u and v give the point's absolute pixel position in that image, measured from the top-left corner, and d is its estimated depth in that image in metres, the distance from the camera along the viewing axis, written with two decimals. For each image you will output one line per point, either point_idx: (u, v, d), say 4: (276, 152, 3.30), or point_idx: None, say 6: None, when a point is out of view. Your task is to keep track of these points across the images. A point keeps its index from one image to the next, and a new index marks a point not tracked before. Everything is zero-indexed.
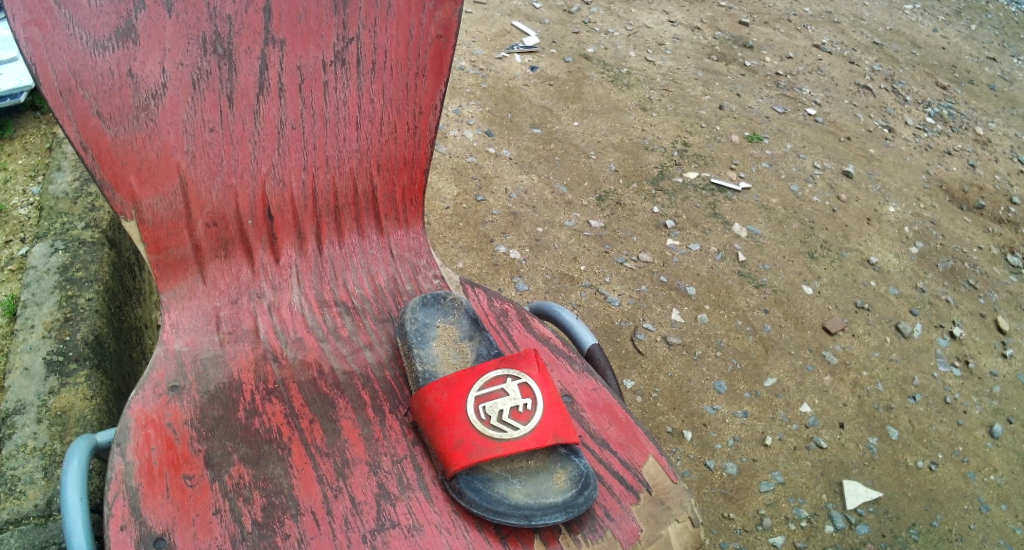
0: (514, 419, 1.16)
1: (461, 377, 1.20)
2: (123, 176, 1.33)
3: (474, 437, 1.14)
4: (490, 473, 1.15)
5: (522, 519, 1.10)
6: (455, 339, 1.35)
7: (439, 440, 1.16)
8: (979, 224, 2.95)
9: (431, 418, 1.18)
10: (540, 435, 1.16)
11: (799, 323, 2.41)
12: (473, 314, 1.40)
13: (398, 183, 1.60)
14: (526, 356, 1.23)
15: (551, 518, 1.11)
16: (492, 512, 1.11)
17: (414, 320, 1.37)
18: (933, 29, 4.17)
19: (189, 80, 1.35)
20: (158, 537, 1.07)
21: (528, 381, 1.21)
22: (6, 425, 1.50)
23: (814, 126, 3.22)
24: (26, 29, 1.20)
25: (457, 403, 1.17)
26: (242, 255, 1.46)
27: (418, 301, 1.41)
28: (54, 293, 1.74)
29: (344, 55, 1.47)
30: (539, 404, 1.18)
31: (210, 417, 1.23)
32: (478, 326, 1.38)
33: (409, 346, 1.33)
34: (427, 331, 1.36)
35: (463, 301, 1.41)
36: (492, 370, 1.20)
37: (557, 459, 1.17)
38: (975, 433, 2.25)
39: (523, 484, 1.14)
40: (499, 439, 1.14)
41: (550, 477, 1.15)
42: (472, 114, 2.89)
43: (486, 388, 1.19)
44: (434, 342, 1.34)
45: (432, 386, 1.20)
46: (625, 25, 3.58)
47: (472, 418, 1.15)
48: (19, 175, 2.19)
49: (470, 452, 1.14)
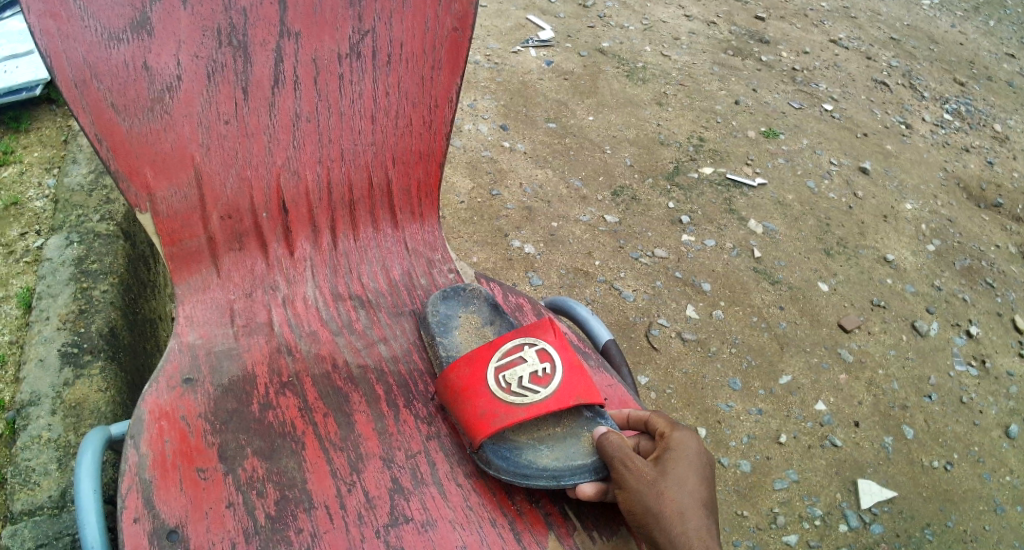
0: (535, 383, 1.16)
1: (480, 351, 1.20)
2: (138, 168, 1.33)
3: (496, 406, 1.15)
4: (516, 441, 1.17)
5: (551, 481, 1.12)
6: (478, 326, 1.38)
7: (462, 413, 1.17)
8: (996, 222, 2.92)
9: (453, 393, 1.19)
10: (562, 398, 1.16)
11: (815, 321, 2.39)
12: (493, 300, 1.42)
13: (413, 177, 1.59)
14: (543, 323, 1.23)
15: (579, 478, 1.12)
16: (520, 476, 1.13)
17: (436, 311, 1.40)
18: (951, 25, 4.12)
19: (204, 72, 1.35)
20: (171, 530, 1.07)
21: (547, 346, 1.20)
22: (21, 417, 1.51)
23: (831, 122, 3.19)
24: (41, 20, 1.20)
25: (477, 376, 1.18)
26: (256, 248, 1.46)
27: (439, 293, 1.43)
28: (69, 285, 1.74)
29: (361, 48, 1.46)
30: (558, 367, 1.19)
31: (224, 410, 1.22)
32: (499, 311, 1.41)
33: (432, 336, 1.36)
34: (450, 321, 1.39)
35: (483, 291, 1.43)
36: (509, 339, 1.20)
37: (583, 423, 1.19)
38: (992, 433, 2.23)
39: (551, 449, 1.16)
40: (522, 405, 1.14)
41: (578, 441, 1.17)
42: (487, 108, 2.87)
43: (504, 357, 1.18)
44: (456, 332, 1.37)
45: (452, 364, 1.21)
46: (641, 19, 3.55)
47: (494, 388, 1.16)
48: (35, 167, 2.20)
49: (494, 420, 1.14)
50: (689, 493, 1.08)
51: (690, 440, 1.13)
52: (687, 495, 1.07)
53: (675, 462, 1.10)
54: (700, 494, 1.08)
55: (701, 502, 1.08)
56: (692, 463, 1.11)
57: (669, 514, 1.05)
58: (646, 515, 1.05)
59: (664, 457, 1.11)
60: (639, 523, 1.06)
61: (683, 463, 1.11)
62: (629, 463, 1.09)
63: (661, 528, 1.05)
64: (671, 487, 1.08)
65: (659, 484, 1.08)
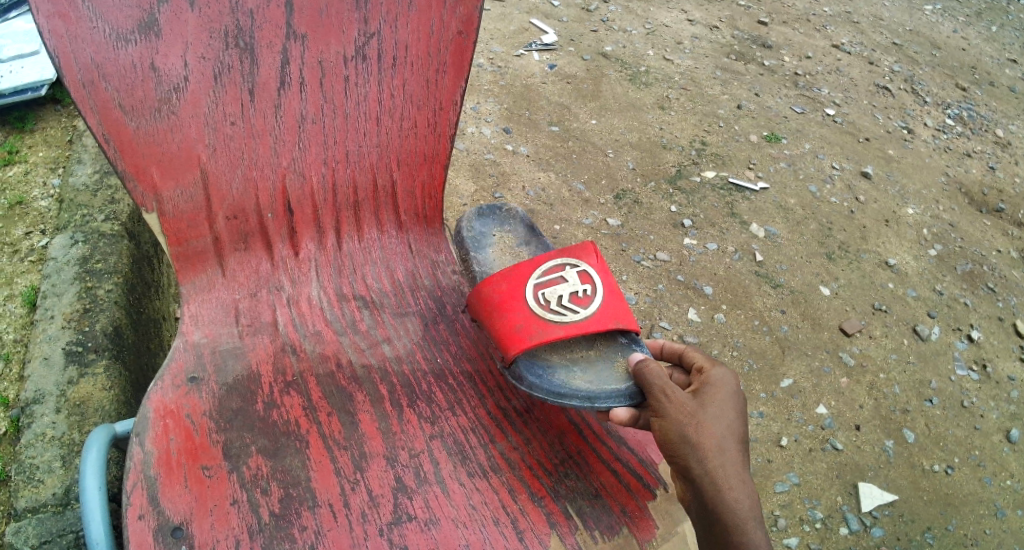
0: (573, 302, 1.25)
1: (520, 270, 1.28)
2: (145, 168, 1.34)
3: (533, 322, 1.23)
4: (550, 361, 1.25)
5: (585, 401, 1.16)
6: (511, 246, 1.52)
7: (498, 327, 1.25)
8: (998, 227, 2.92)
9: (491, 307, 1.27)
10: (598, 319, 1.25)
11: (816, 325, 2.40)
12: (528, 222, 1.57)
13: (418, 179, 1.60)
14: (582, 249, 1.32)
15: (612, 403, 1.17)
16: (553, 393, 1.18)
17: (472, 225, 1.54)
18: (953, 30, 4.13)
19: (211, 73, 1.36)
20: (176, 527, 1.08)
21: (587, 269, 1.29)
22: (26, 415, 1.52)
23: (833, 126, 3.20)
24: (50, 21, 1.22)
25: (516, 292, 1.26)
26: (261, 249, 1.47)
27: (477, 211, 1.57)
28: (74, 284, 1.75)
29: (366, 51, 1.47)
30: (596, 289, 1.27)
31: (229, 409, 1.23)
32: (533, 233, 1.56)
33: (468, 250, 1.50)
34: (485, 236, 1.53)
35: (516, 212, 1.58)
36: (549, 260, 1.29)
37: (619, 349, 1.26)
38: (992, 438, 2.23)
39: (584, 372, 1.22)
40: (558, 323, 1.22)
41: (611, 367, 1.23)
42: (490, 111, 2.88)
43: (544, 276, 1.27)
44: (491, 248, 1.51)
45: (492, 280, 1.29)
46: (644, 23, 3.57)
47: (532, 305, 1.24)
48: (40, 167, 2.21)
49: (530, 335, 1.22)
50: (725, 427, 1.12)
51: (729, 378, 1.18)
52: (725, 429, 1.12)
53: (714, 397, 1.15)
54: (737, 429, 1.13)
55: (736, 436, 1.12)
56: (728, 399, 1.15)
57: (707, 444, 1.10)
58: (683, 443, 1.10)
59: (702, 392, 1.16)
60: (675, 451, 1.11)
61: (720, 398, 1.15)
62: (668, 394, 1.14)
63: (697, 458, 1.09)
64: (709, 419, 1.12)
65: (696, 416, 1.12)
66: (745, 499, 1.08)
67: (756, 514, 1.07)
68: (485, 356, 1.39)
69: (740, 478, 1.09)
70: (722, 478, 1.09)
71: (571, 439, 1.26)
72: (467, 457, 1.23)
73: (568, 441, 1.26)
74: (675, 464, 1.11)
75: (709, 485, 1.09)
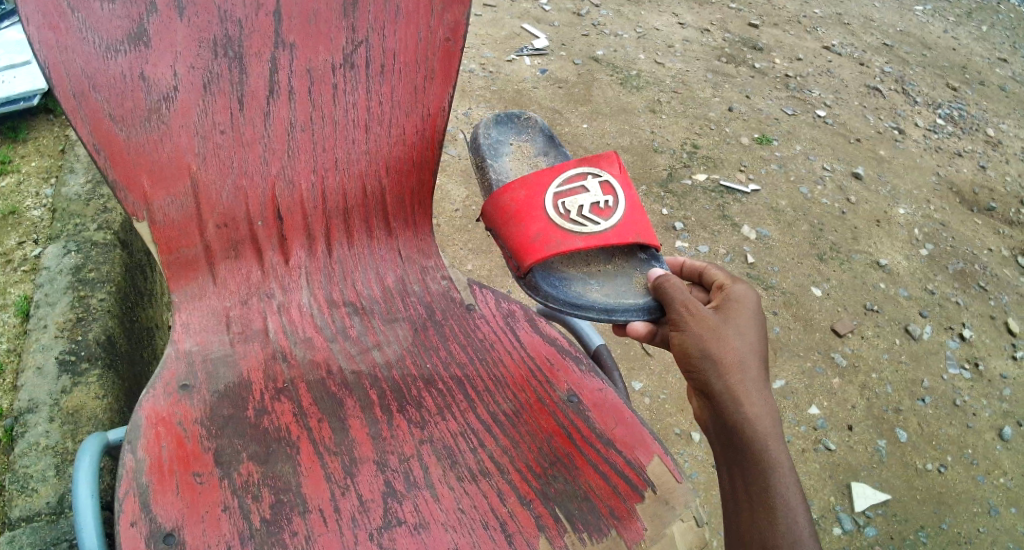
0: (592, 214, 1.34)
1: (540, 181, 1.36)
2: (135, 177, 1.34)
3: (552, 231, 1.30)
4: (566, 275, 1.33)
5: (602, 312, 1.25)
6: (529, 155, 1.58)
7: (516, 234, 1.32)
8: (989, 226, 2.94)
9: (509, 215, 1.34)
10: (616, 233, 1.34)
11: (808, 326, 2.41)
12: (547, 133, 1.62)
13: (407, 185, 1.59)
14: (600, 164, 1.41)
15: (630, 315, 1.26)
16: (571, 304, 1.27)
17: (491, 133, 1.59)
18: (943, 30, 4.15)
19: (200, 83, 1.38)
20: (168, 534, 1.08)
21: (606, 181, 1.39)
22: (19, 424, 1.52)
23: (824, 128, 3.22)
24: (40, 32, 1.24)
25: (535, 201, 1.34)
26: (252, 256, 1.47)
27: (496, 119, 1.62)
28: (67, 293, 1.76)
29: (354, 58, 1.48)
30: (614, 202, 1.37)
31: (220, 416, 1.24)
32: (552, 142, 1.61)
33: (487, 156, 1.55)
34: (503, 144, 1.58)
35: (535, 122, 1.63)
36: (569, 173, 1.37)
37: (638, 266, 1.37)
38: (985, 436, 2.24)
39: (600, 286, 1.32)
40: (578, 234, 1.31)
41: (627, 282, 1.33)
42: (482, 117, 2.89)
43: (564, 186, 1.36)
44: (508, 155, 1.56)
45: (510, 187, 1.36)
46: (635, 27, 3.58)
47: (552, 214, 1.32)
48: (33, 177, 2.21)
49: (548, 243, 1.30)
50: (747, 341, 1.19)
51: (750, 295, 1.25)
52: (747, 346, 1.19)
53: (736, 314, 1.22)
54: (757, 345, 1.20)
55: (756, 349, 1.19)
56: (749, 312, 1.23)
57: (729, 361, 1.17)
58: (705, 358, 1.17)
59: (724, 307, 1.23)
60: (698, 367, 1.18)
61: (741, 313, 1.22)
62: (690, 308, 1.21)
63: (718, 374, 1.17)
64: (731, 337, 1.19)
65: (719, 331, 1.19)
66: (765, 414, 1.16)
67: (774, 427, 1.15)
68: (473, 361, 1.40)
69: (760, 393, 1.17)
70: (744, 395, 1.16)
71: (558, 443, 1.27)
72: (457, 461, 1.23)
73: (556, 445, 1.27)
74: (696, 379, 1.19)
75: (730, 402, 1.16)
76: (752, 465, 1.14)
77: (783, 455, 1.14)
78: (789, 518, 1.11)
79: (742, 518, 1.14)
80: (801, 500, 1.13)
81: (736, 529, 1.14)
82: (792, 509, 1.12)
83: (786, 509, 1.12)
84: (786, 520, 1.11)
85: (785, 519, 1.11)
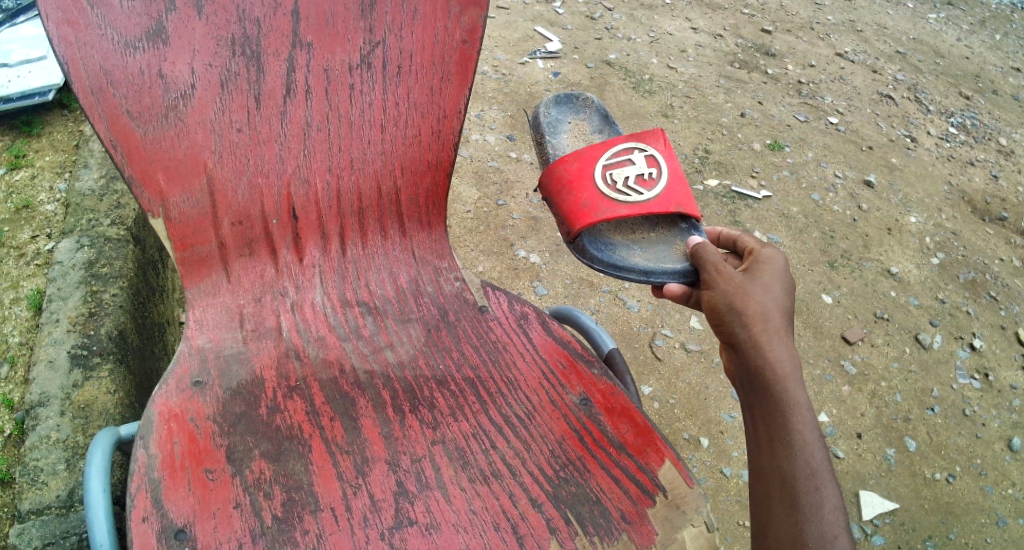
0: (638, 185, 1.41)
1: (590, 151, 1.42)
2: (151, 173, 1.35)
3: (600, 200, 1.37)
4: (611, 241, 1.41)
5: (641, 275, 1.33)
6: (586, 130, 1.77)
7: (567, 202, 1.39)
8: (1001, 236, 2.93)
9: (560, 184, 1.41)
10: (659, 203, 1.41)
11: (818, 333, 2.40)
12: (600, 113, 1.81)
13: (421, 186, 1.59)
14: (652, 134, 1.47)
15: (667, 278, 1.33)
16: (612, 267, 1.34)
17: (551, 112, 1.78)
18: (957, 39, 4.14)
19: (218, 81, 1.39)
20: (180, 529, 1.09)
21: (653, 153, 1.45)
22: (31, 417, 1.53)
23: (836, 135, 3.21)
24: (60, 28, 1.25)
25: (586, 171, 1.40)
26: (266, 254, 1.48)
27: (555, 99, 1.81)
28: (79, 288, 1.77)
29: (371, 59, 1.49)
30: (659, 174, 1.44)
31: (232, 413, 1.24)
32: (605, 121, 1.80)
33: (545, 132, 1.72)
34: (563, 121, 1.77)
35: (591, 103, 1.82)
36: (619, 144, 1.43)
37: (679, 235, 1.45)
38: (994, 446, 2.23)
39: (643, 251, 1.40)
40: (623, 203, 1.38)
41: (670, 250, 1.40)
42: (494, 118, 2.90)
43: (613, 158, 1.42)
44: (566, 131, 1.75)
45: (564, 159, 1.42)
46: (648, 32, 3.58)
47: (601, 184, 1.39)
48: (47, 171, 2.23)
49: (596, 212, 1.37)
50: (774, 296, 1.22)
51: (777, 258, 1.29)
52: (772, 301, 1.21)
53: (762, 274, 1.25)
54: (783, 300, 1.22)
55: (781, 304, 1.21)
56: (777, 272, 1.26)
57: (753, 312, 1.19)
58: (729, 310, 1.20)
59: (752, 268, 1.27)
60: (723, 319, 1.20)
61: (769, 273, 1.26)
62: (719, 269, 1.26)
63: (742, 323, 1.18)
64: (756, 292, 1.22)
65: (745, 287, 1.22)
66: (786, 359, 1.16)
67: (795, 371, 1.15)
68: (485, 362, 1.40)
69: (783, 341, 1.18)
70: (767, 344, 1.17)
71: (570, 446, 1.27)
72: (469, 462, 1.24)
73: (568, 449, 1.27)
74: (722, 330, 1.21)
75: (752, 350, 1.17)
76: (772, 407, 1.14)
77: (803, 397, 1.14)
78: (806, 454, 1.10)
79: (762, 459, 1.12)
80: (820, 439, 1.12)
81: (756, 471, 1.13)
82: (809, 445, 1.11)
83: (803, 445, 1.11)
84: (803, 456, 1.10)
85: (802, 456, 1.10)
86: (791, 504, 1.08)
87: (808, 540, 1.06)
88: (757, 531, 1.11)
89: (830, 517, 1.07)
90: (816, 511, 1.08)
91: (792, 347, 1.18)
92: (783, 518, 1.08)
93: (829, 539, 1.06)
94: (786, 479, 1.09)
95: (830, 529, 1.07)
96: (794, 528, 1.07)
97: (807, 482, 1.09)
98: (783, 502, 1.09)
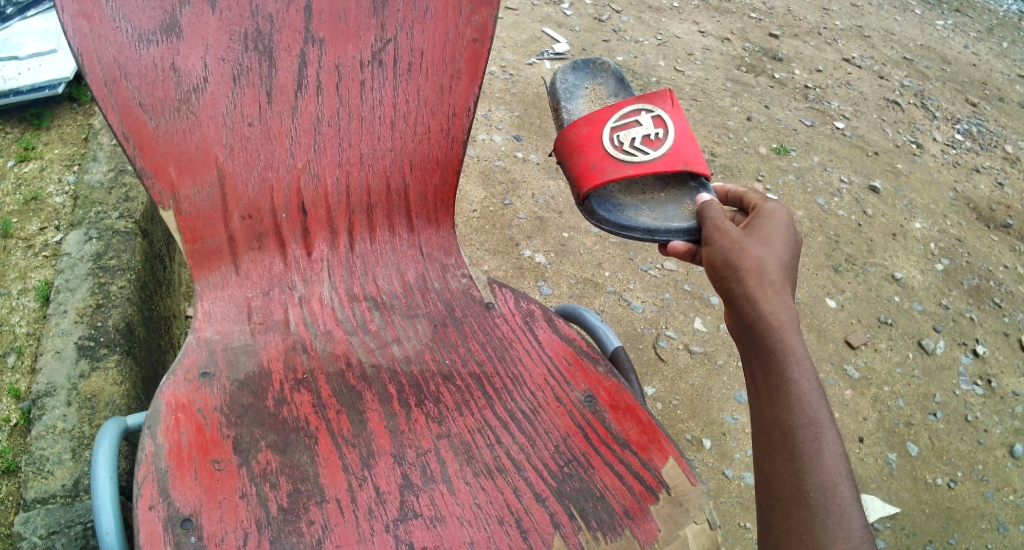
0: (645, 145, 1.41)
1: (600, 114, 1.44)
2: (163, 166, 1.36)
3: (607, 161, 1.39)
4: (623, 202, 1.42)
5: (646, 233, 1.34)
6: (603, 97, 1.67)
7: (578, 165, 1.42)
8: (1006, 243, 2.93)
9: (571, 149, 1.44)
10: (666, 161, 1.41)
11: (821, 336, 2.41)
12: (619, 76, 1.71)
13: (430, 183, 1.60)
14: (660, 95, 1.48)
15: (671, 236, 1.34)
16: (619, 227, 1.35)
17: (567, 78, 1.68)
18: (964, 45, 4.13)
19: (230, 75, 1.40)
20: (185, 518, 1.09)
21: (660, 114, 1.46)
22: (38, 406, 1.54)
23: (843, 140, 3.21)
24: (75, 20, 1.27)
25: (595, 134, 1.42)
26: (275, 249, 1.49)
27: (570, 65, 1.70)
28: (87, 279, 1.78)
29: (382, 56, 1.50)
30: (667, 133, 1.44)
31: (240, 404, 1.25)
32: (623, 85, 1.70)
33: (559, 101, 1.64)
34: (579, 87, 1.67)
35: (608, 66, 1.71)
36: (628, 106, 1.44)
37: (691, 193, 1.45)
38: (995, 452, 2.23)
39: (651, 211, 1.40)
40: (629, 163, 1.38)
41: (678, 209, 1.40)
42: (501, 119, 2.91)
43: (621, 120, 1.43)
44: (582, 100, 1.65)
45: (575, 124, 1.45)
46: (655, 34, 3.59)
47: (607, 145, 1.40)
48: (55, 164, 2.24)
49: (603, 172, 1.38)
50: (773, 249, 1.21)
51: (780, 213, 1.29)
52: (770, 254, 1.21)
53: (762, 229, 1.25)
54: (781, 253, 1.22)
55: (781, 257, 1.21)
56: (777, 225, 1.26)
57: (748, 265, 1.19)
58: (725, 265, 1.21)
59: (753, 223, 1.28)
60: (720, 275, 1.21)
61: (769, 227, 1.26)
62: (718, 226, 1.27)
63: (737, 277, 1.18)
64: (752, 246, 1.22)
65: (742, 241, 1.22)
66: (782, 310, 1.15)
67: (792, 322, 1.15)
68: (492, 358, 1.41)
69: (779, 293, 1.17)
70: (762, 297, 1.16)
71: (575, 442, 1.28)
72: (474, 457, 1.25)
73: (573, 444, 1.28)
74: (720, 285, 1.21)
75: (747, 304, 1.17)
76: (770, 359, 1.13)
77: (799, 346, 1.13)
78: (804, 404, 1.09)
79: (761, 411, 1.12)
80: (818, 389, 1.11)
81: (756, 423, 1.12)
82: (807, 395, 1.10)
83: (801, 395, 1.10)
84: (800, 406, 1.09)
85: (799, 406, 1.09)
86: (791, 453, 1.07)
87: (810, 490, 1.06)
88: (761, 483, 1.10)
89: (831, 466, 1.07)
90: (817, 460, 1.07)
91: (789, 298, 1.18)
92: (784, 465, 1.08)
93: (829, 488, 1.06)
94: (784, 429, 1.08)
95: (832, 477, 1.06)
96: (795, 477, 1.07)
97: (804, 431, 1.08)
98: (784, 452, 1.08)
